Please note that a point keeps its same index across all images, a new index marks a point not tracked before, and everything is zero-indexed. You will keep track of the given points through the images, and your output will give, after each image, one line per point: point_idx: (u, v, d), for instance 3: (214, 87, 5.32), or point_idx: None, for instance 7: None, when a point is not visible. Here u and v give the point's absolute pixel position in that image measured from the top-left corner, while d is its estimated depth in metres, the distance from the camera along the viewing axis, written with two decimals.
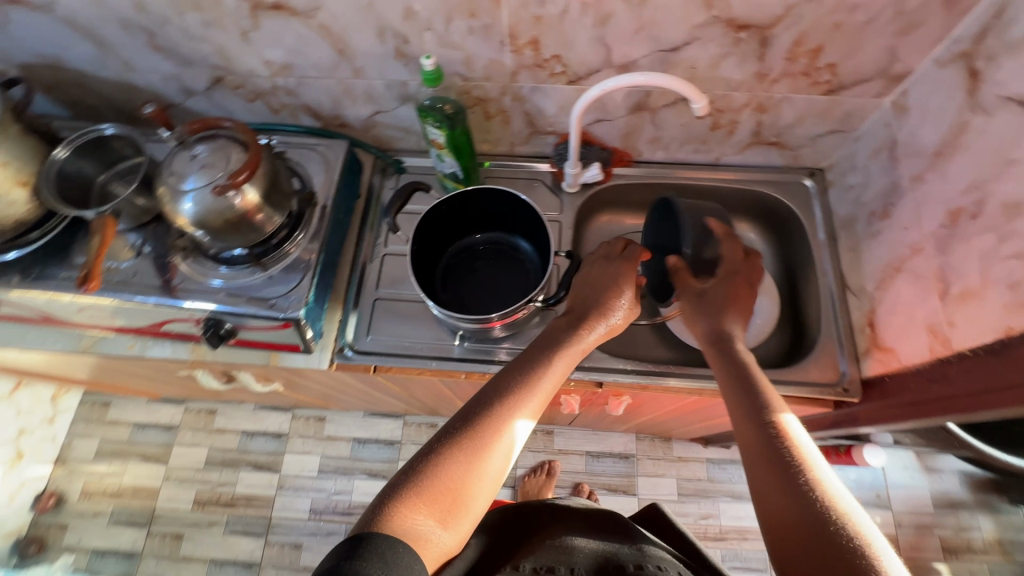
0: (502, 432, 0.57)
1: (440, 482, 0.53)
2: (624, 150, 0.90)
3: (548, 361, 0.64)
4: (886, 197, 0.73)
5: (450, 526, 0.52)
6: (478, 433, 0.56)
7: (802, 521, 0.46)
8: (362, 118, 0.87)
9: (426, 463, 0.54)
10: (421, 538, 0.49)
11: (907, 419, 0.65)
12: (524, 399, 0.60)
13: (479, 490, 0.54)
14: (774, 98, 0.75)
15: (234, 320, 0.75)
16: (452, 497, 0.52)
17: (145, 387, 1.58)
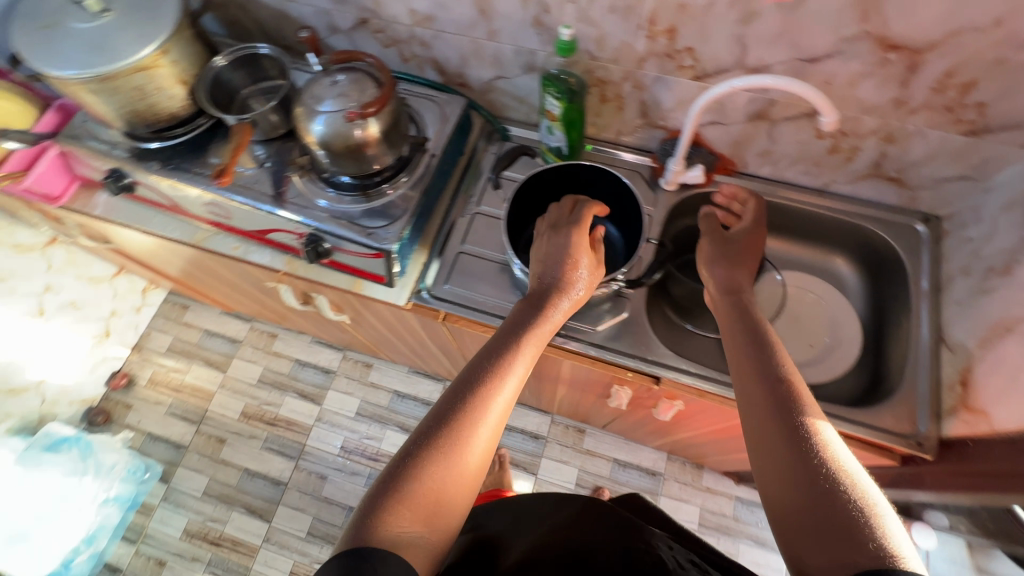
0: (476, 421, 0.58)
1: (422, 484, 0.54)
2: (729, 159, 0.88)
3: (515, 346, 0.65)
4: (1010, 253, 0.69)
5: (436, 527, 0.53)
6: (451, 423, 0.57)
7: (811, 508, 0.45)
8: (483, 81, 0.91)
9: (401, 471, 0.55)
10: (408, 546, 0.50)
11: (989, 488, 0.61)
12: (495, 382, 0.61)
13: (461, 482, 0.55)
14: (907, 130, 0.72)
15: (332, 241, 0.81)
16: (433, 502, 0.53)
17: (222, 297, 1.71)
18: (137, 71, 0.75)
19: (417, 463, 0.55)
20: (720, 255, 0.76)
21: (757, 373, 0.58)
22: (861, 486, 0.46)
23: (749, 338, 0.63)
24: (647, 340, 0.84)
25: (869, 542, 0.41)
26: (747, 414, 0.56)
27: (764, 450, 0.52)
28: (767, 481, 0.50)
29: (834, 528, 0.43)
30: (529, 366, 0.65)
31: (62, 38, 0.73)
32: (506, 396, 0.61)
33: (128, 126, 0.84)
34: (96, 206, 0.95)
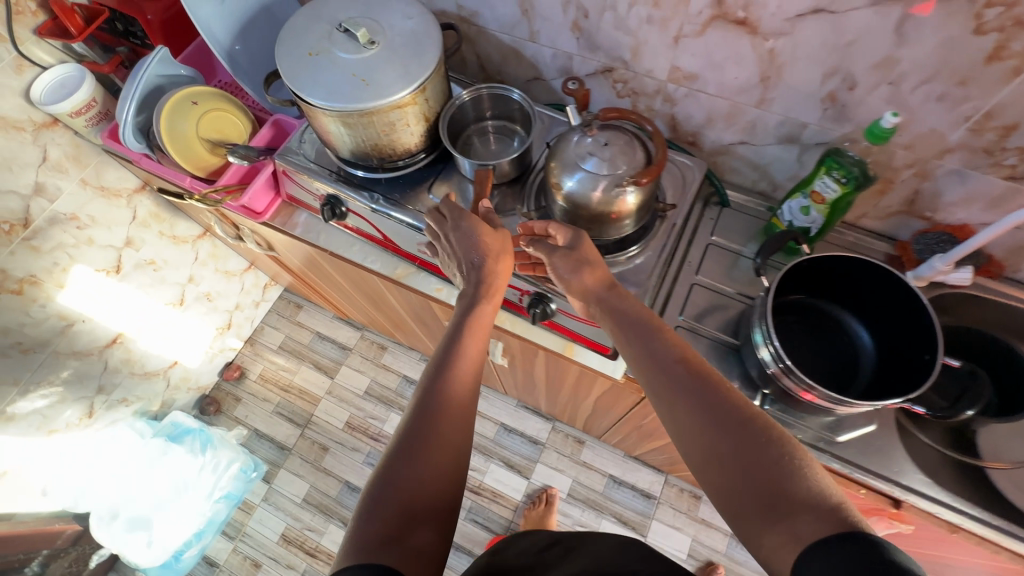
0: (437, 412, 0.57)
1: (398, 489, 0.52)
2: (999, 262, 0.78)
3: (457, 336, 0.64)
4: None
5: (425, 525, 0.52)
6: (417, 419, 0.56)
7: (762, 491, 0.46)
8: (720, 144, 0.83)
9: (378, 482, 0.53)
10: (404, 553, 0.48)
11: None
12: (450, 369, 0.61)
13: (432, 477, 0.54)
14: None
15: (559, 303, 0.77)
16: (412, 504, 0.52)
17: (343, 304, 1.70)
18: (394, 109, 0.72)
19: (390, 472, 0.53)
20: (565, 264, 0.70)
21: (668, 372, 0.56)
22: (804, 462, 0.47)
23: (640, 329, 0.61)
24: (895, 459, 0.74)
25: (821, 514, 0.43)
26: (672, 417, 0.55)
27: (702, 447, 0.51)
28: (717, 481, 0.50)
29: (784, 506, 0.45)
30: (476, 346, 0.64)
31: (327, 66, 0.72)
32: (456, 377, 0.60)
33: (353, 156, 0.81)
34: (296, 227, 0.94)
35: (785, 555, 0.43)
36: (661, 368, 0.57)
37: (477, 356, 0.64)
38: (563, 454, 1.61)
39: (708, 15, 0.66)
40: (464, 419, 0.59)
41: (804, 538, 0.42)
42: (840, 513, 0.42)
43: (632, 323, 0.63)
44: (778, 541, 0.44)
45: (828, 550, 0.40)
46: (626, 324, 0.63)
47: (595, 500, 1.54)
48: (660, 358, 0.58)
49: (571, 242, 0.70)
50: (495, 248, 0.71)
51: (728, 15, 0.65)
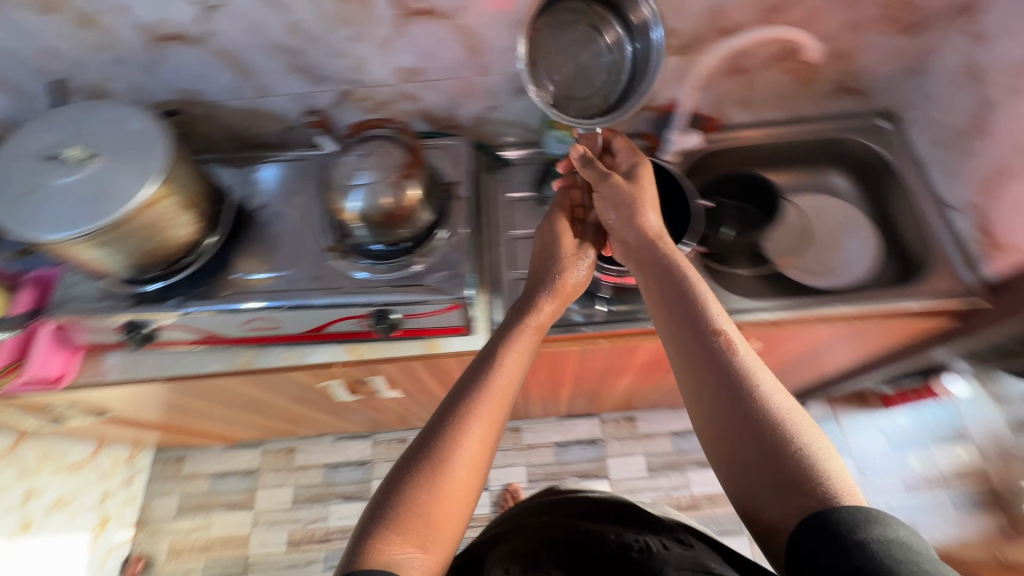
0: (455, 438, 0.59)
1: (409, 507, 0.56)
2: (713, 116, 0.96)
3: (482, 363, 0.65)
4: (974, 115, 0.82)
5: (440, 536, 0.56)
6: (439, 437, 0.59)
7: (780, 471, 0.50)
8: (475, 116, 0.92)
9: (395, 498, 0.56)
10: (400, 565, 0.53)
11: None
12: (468, 398, 0.61)
13: (448, 495, 0.57)
14: (859, 44, 0.85)
15: (402, 309, 0.78)
16: (426, 520, 0.55)
17: (228, 430, 1.56)
18: (145, 210, 0.69)
19: (405, 487, 0.57)
20: (619, 213, 0.73)
21: (702, 343, 0.59)
22: (814, 441, 0.51)
23: (682, 298, 0.63)
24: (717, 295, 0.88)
25: (822, 490, 0.48)
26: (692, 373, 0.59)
27: (713, 407, 0.56)
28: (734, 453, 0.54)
29: (791, 486, 0.49)
30: (512, 367, 0.66)
31: (51, 198, 0.67)
32: (479, 402, 0.61)
33: (134, 271, 0.77)
34: (110, 371, 0.86)
35: (782, 525, 0.49)
36: (691, 331, 0.60)
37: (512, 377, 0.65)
38: (507, 449, 1.64)
39: (399, 15, 0.74)
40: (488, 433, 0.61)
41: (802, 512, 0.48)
42: (830, 488, 0.48)
43: (673, 290, 0.64)
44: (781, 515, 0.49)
45: (818, 523, 0.46)
46: (667, 291, 0.65)
47: (553, 472, 1.60)
48: (695, 328, 0.60)
49: (627, 167, 0.76)
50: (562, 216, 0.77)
51: (413, 9, 0.74)
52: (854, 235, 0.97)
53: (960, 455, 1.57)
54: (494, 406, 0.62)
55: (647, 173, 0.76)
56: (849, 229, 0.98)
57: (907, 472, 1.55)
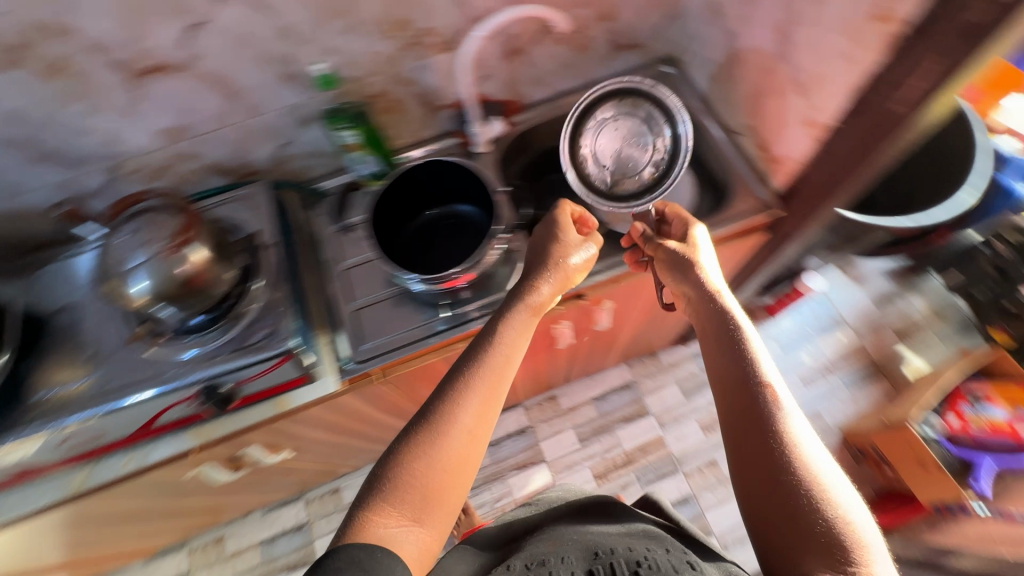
0: (452, 424, 0.64)
1: (406, 484, 0.61)
2: (512, 99, 0.98)
3: (480, 357, 0.70)
4: (728, 47, 0.88)
5: (432, 514, 0.61)
6: (436, 423, 0.64)
7: (809, 530, 0.52)
8: (270, 157, 0.89)
9: (393, 474, 0.62)
10: (390, 539, 0.58)
11: (820, 207, 0.80)
12: (466, 395, 0.66)
13: (440, 475, 0.62)
14: (615, 4, 0.88)
15: (232, 378, 0.75)
16: (420, 494, 0.61)
17: (138, 543, 1.43)
18: None
19: (400, 462, 0.62)
20: (676, 271, 0.75)
21: (744, 389, 0.62)
22: (836, 506, 0.53)
23: (732, 343, 0.66)
24: None
25: (848, 558, 0.50)
26: (730, 412, 0.63)
27: (747, 449, 0.59)
28: (757, 498, 0.57)
29: (818, 549, 0.51)
30: (509, 360, 0.70)
31: None
32: (473, 400, 0.66)
33: None
34: None
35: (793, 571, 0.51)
36: (739, 378, 0.64)
37: (507, 372, 0.70)
38: None
39: (129, 78, 0.69)
40: (482, 424, 0.66)
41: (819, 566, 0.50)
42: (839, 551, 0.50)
43: (722, 335, 0.68)
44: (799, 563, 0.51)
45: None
46: (715, 330, 0.69)
47: (492, 473, 1.60)
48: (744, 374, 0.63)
49: (681, 232, 0.79)
50: (562, 230, 0.80)
51: (142, 69, 0.68)
52: None
53: (840, 339, 1.73)
54: (489, 385, 0.68)
55: (703, 237, 0.78)
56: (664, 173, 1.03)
57: (801, 369, 1.70)
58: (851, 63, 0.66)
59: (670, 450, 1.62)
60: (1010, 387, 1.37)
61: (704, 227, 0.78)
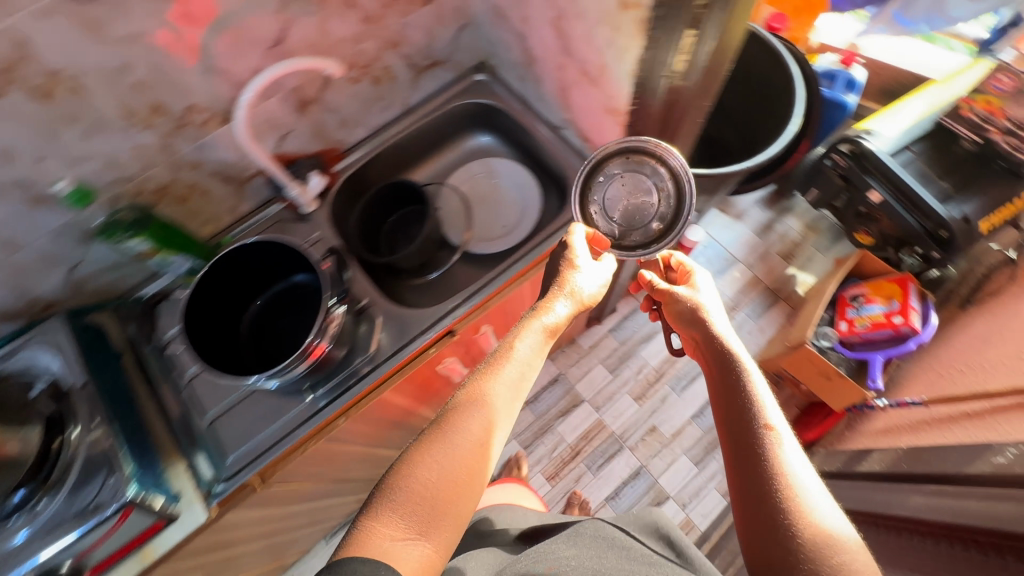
0: (462, 434, 0.60)
1: (412, 493, 0.56)
2: (327, 148, 0.93)
3: (496, 369, 0.66)
4: (523, 47, 0.86)
5: (438, 530, 0.56)
6: (443, 437, 0.60)
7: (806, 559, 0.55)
8: (61, 284, 0.78)
9: (399, 483, 0.57)
10: (389, 553, 0.52)
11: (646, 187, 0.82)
12: (477, 406, 0.63)
13: (448, 486, 0.57)
14: (397, 29, 0.84)
15: (71, 556, 0.62)
16: (424, 505, 0.56)
17: None
18: None
19: (403, 473, 0.58)
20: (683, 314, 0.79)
21: (745, 423, 0.65)
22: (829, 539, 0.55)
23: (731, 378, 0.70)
24: (421, 314, 0.89)
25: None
26: (734, 432, 0.66)
27: (748, 480, 0.62)
28: (756, 525, 0.59)
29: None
30: (529, 370, 0.67)
31: None
32: (483, 415, 0.62)
33: None
34: None
35: None
36: (738, 409, 0.67)
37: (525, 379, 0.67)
38: None
39: None
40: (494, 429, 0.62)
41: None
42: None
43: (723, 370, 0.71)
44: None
45: None
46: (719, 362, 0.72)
47: None
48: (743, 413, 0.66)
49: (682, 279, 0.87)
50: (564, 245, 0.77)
51: None
52: (513, 183, 1.02)
53: (736, 276, 1.82)
54: (510, 390, 0.65)
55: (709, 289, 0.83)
56: (506, 181, 1.02)
57: None
58: (622, 50, 0.66)
59: (611, 429, 1.64)
60: (882, 283, 1.48)
61: (707, 274, 0.86)
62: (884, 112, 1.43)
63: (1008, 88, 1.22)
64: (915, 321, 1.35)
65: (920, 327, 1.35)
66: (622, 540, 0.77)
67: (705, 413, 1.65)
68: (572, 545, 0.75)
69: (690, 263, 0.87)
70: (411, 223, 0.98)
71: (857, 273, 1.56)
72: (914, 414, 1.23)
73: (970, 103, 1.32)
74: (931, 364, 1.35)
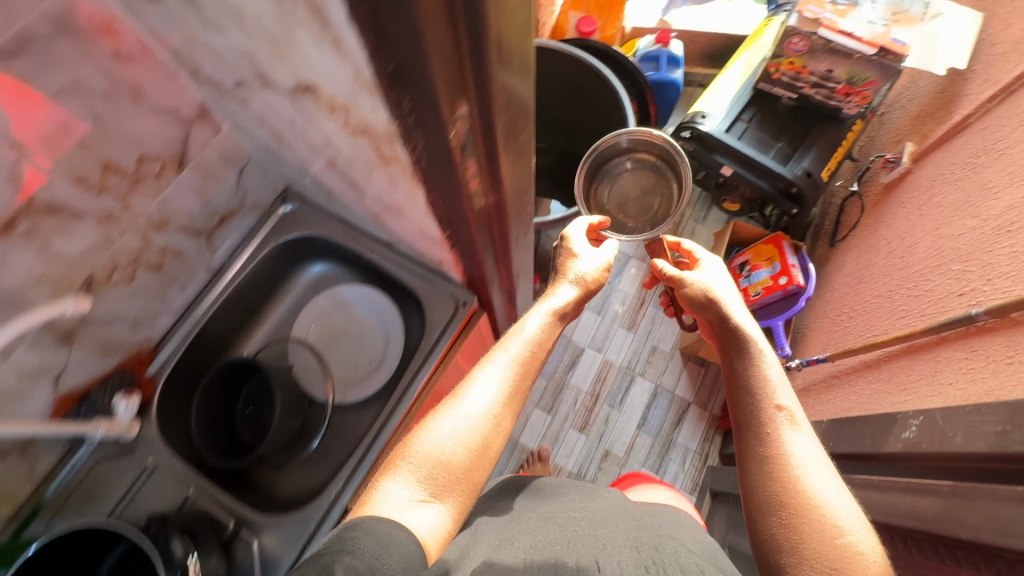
0: (475, 424, 0.75)
1: (426, 463, 0.71)
2: (127, 356, 0.77)
3: (507, 370, 0.80)
4: (317, 180, 0.75)
5: (446, 493, 0.71)
6: (459, 426, 0.74)
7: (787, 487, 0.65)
8: None
9: (414, 456, 0.72)
10: (393, 512, 0.65)
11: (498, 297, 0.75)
12: (491, 399, 0.77)
13: (456, 463, 0.72)
14: (155, 209, 0.70)
15: None
16: (434, 473, 0.71)
17: None
18: None
19: (416, 451, 0.72)
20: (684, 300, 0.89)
21: (748, 385, 0.75)
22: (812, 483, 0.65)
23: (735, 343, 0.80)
24: (304, 514, 0.75)
25: (806, 510, 0.63)
26: (733, 378, 0.78)
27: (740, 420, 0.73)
28: (747, 459, 0.70)
29: (785, 510, 0.64)
30: (524, 364, 0.81)
31: None
32: (497, 412, 0.77)
33: None
34: None
35: (755, 496, 0.67)
36: (739, 376, 0.77)
37: (525, 367, 0.81)
38: None
39: None
40: (501, 422, 0.78)
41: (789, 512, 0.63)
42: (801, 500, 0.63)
43: (727, 335, 0.83)
44: (764, 501, 0.66)
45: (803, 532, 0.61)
46: (720, 329, 0.83)
47: None
48: (737, 366, 0.78)
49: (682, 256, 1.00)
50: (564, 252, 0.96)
51: None
52: (365, 307, 0.91)
53: (634, 272, 1.81)
54: (515, 385, 0.80)
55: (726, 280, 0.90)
56: (358, 308, 0.92)
57: (621, 319, 1.76)
58: (407, 191, 0.58)
59: (568, 469, 1.59)
60: (760, 247, 1.53)
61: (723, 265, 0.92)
62: (708, 93, 1.49)
63: (804, 48, 1.28)
64: (798, 278, 1.41)
65: (804, 283, 1.41)
66: (634, 517, 0.80)
67: (648, 419, 1.65)
68: (582, 522, 0.75)
69: (703, 253, 0.94)
70: (263, 399, 0.83)
71: (737, 241, 1.61)
72: (824, 371, 1.27)
73: (777, 67, 1.35)
74: (824, 311, 1.41)
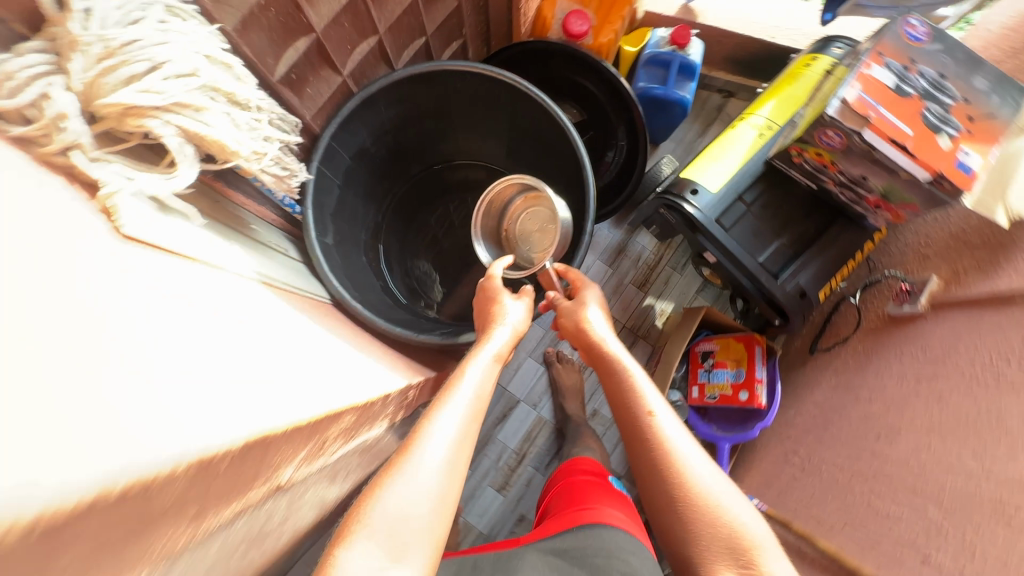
0: (433, 470, 0.67)
1: (383, 525, 0.62)
2: None
3: (440, 408, 0.75)
4: None
5: (410, 553, 0.61)
6: (409, 482, 0.65)
7: (687, 491, 0.72)
8: None
9: (362, 520, 0.62)
10: None
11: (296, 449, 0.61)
12: (444, 443, 0.70)
13: (422, 521, 0.63)
14: None
15: None
16: (390, 533, 0.62)
17: None
18: None
19: (364, 517, 0.62)
20: (567, 320, 0.93)
21: (631, 401, 0.81)
22: (702, 480, 0.72)
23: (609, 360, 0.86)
24: None
25: (706, 507, 0.70)
26: (618, 396, 0.83)
27: (632, 432, 0.79)
28: (647, 469, 0.76)
29: (691, 512, 0.71)
30: (477, 409, 0.78)
31: None
32: (456, 459, 0.70)
33: None
34: None
35: (670, 510, 0.73)
36: (620, 394, 0.82)
37: (475, 417, 0.77)
38: None
39: None
40: (462, 469, 0.71)
41: (694, 511, 0.70)
42: (695, 498, 0.71)
43: (603, 354, 0.87)
44: (675, 511, 0.72)
45: (709, 528, 0.69)
46: (597, 350, 0.88)
47: None
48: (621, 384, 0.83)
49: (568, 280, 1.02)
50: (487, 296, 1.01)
51: None
52: None
53: None
54: (471, 435, 0.74)
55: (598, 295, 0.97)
56: None
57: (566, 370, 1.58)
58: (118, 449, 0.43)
59: (477, 530, 1.50)
60: (730, 342, 1.31)
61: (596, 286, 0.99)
62: (701, 159, 1.17)
63: (837, 145, 0.93)
64: (759, 399, 1.23)
65: (765, 405, 1.23)
66: None
67: None
68: None
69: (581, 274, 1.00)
70: None
71: (707, 324, 1.39)
72: None
73: (799, 151, 1.02)
74: (779, 436, 1.25)
